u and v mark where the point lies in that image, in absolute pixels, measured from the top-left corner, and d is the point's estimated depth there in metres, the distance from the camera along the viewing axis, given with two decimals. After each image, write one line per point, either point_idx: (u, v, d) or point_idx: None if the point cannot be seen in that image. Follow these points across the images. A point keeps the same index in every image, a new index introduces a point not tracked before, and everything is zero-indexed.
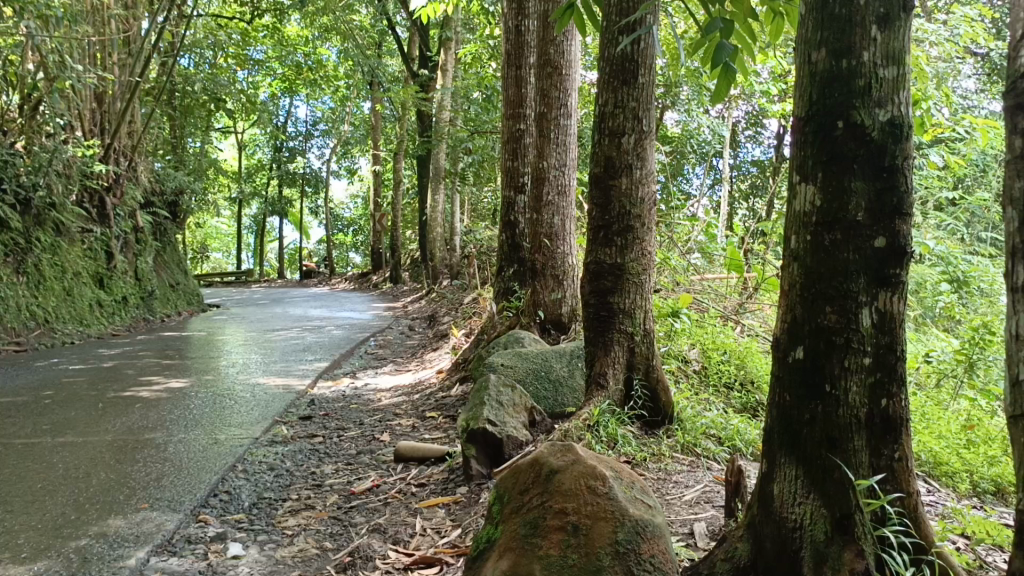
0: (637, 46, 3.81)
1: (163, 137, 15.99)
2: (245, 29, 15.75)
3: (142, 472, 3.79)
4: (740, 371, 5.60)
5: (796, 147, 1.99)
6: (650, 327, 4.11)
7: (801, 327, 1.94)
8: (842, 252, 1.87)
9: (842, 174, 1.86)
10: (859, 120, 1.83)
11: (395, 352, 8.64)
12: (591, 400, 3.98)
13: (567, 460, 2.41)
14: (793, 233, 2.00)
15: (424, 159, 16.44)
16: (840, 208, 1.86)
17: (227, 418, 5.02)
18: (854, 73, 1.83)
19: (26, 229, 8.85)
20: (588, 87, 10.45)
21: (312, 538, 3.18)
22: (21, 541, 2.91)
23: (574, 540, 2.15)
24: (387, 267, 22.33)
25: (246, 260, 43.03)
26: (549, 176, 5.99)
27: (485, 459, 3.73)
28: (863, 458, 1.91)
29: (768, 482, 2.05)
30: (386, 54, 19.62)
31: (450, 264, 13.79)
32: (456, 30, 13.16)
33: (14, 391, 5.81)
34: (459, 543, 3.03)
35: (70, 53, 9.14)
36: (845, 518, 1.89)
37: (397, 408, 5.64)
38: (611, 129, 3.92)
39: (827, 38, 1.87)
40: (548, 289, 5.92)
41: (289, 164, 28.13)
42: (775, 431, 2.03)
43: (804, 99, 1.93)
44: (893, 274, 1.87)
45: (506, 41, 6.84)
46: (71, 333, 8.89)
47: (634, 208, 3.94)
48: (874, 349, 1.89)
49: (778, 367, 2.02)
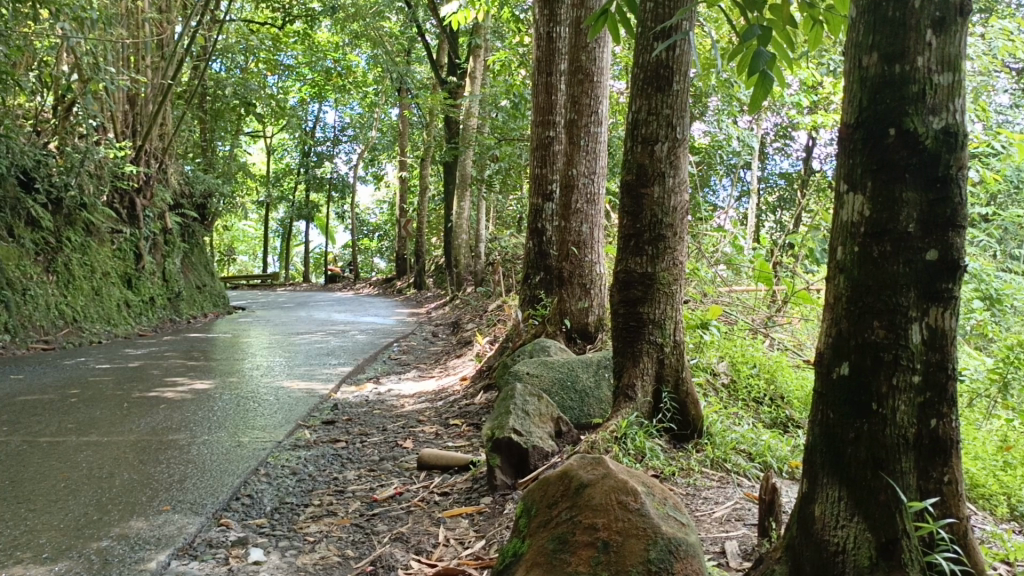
0: (672, 53, 3.76)
1: (193, 139, 16.13)
2: (277, 34, 15.90)
3: (164, 474, 3.78)
4: (769, 386, 5.51)
5: (843, 155, 1.92)
6: (680, 339, 4.03)
7: (845, 342, 1.87)
8: (891, 265, 1.79)
9: (892, 184, 1.79)
10: (911, 127, 1.76)
11: (418, 357, 8.62)
12: (618, 412, 3.91)
13: (597, 473, 2.35)
14: (839, 244, 1.93)
15: (451, 166, 16.48)
16: (890, 220, 1.79)
17: (251, 421, 5.01)
18: (906, 79, 1.76)
19: (57, 228, 8.98)
20: (617, 96, 10.40)
21: (334, 546, 3.13)
22: (43, 541, 2.90)
23: (604, 557, 2.09)
24: (411, 272, 22.40)
25: (272, 263, 43.37)
26: (578, 184, 5.91)
27: (509, 469, 3.66)
28: (911, 480, 1.82)
29: (810, 503, 1.98)
30: (415, 61, 19.74)
31: (475, 271, 13.77)
32: (485, 37, 13.18)
33: (41, 388, 5.84)
34: (483, 555, 2.96)
35: (105, 56, 9.23)
36: (891, 543, 1.81)
37: (420, 415, 5.60)
38: (644, 136, 3.84)
39: (879, 43, 1.80)
40: (575, 298, 5.83)
41: (316, 169, 28.39)
42: (817, 450, 1.95)
43: (853, 105, 1.87)
44: (945, 289, 1.78)
45: (537, 48, 6.80)
46: (99, 332, 8.96)
47: (665, 217, 3.87)
48: (923, 367, 1.80)
49: (821, 384, 1.96)
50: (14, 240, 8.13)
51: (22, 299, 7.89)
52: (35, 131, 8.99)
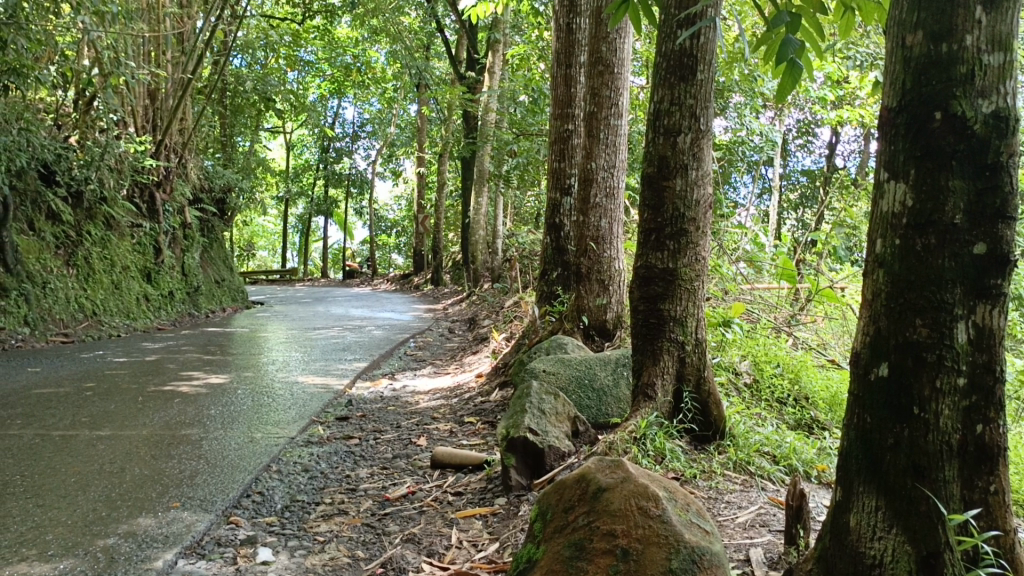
0: (696, 40, 3.63)
1: (212, 135, 16.08)
2: (296, 30, 15.93)
3: (176, 469, 3.72)
4: (793, 387, 5.37)
5: (884, 142, 1.80)
6: (702, 337, 3.90)
7: (885, 342, 1.76)
8: (935, 259, 1.67)
9: (937, 172, 1.67)
10: (959, 111, 1.64)
11: (434, 353, 8.56)
12: (637, 411, 3.80)
13: (616, 477, 2.24)
14: (878, 236, 1.82)
15: (470, 161, 16.39)
16: (936, 210, 1.67)
17: (266, 416, 4.94)
18: (954, 59, 1.64)
19: (77, 222, 9.04)
20: (638, 92, 10.28)
21: (344, 546, 3.04)
22: (49, 537, 2.83)
23: (623, 567, 1.99)
24: (428, 269, 22.38)
25: (291, 258, 43.48)
26: (598, 178, 5.79)
27: (525, 469, 3.56)
28: (954, 490, 1.70)
29: (844, 512, 1.87)
30: (434, 57, 19.73)
31: (493, 267, 13.70)
32: (505, 31, 13.00)
33: (57, 382, 5.82)
34: (496, 558, 2.86)
35: (125, 51, 9.15)
36: (932, 557, 1.70)
37: (434, 413, 5.51)
38: (667, 127, 3.73)
39: (925, 20, 1.69)
40: (593, 294, 5.71)
41: (335, 165, 28.52)
42: (853, 455, 1.84)
43: (896, 88, 1.75)
44: (993, 285, 1.66)
45: (556, 39, 6.69)
46: (118, 325, 8.98)
47: (687, 211, 3.74)
48: (969, 368, 1.68)
49: (857, 386, 1.84)
50: (34, 234, 8.25)
51: (41, 292, 7.96)
52: (55, 125, 8.98)
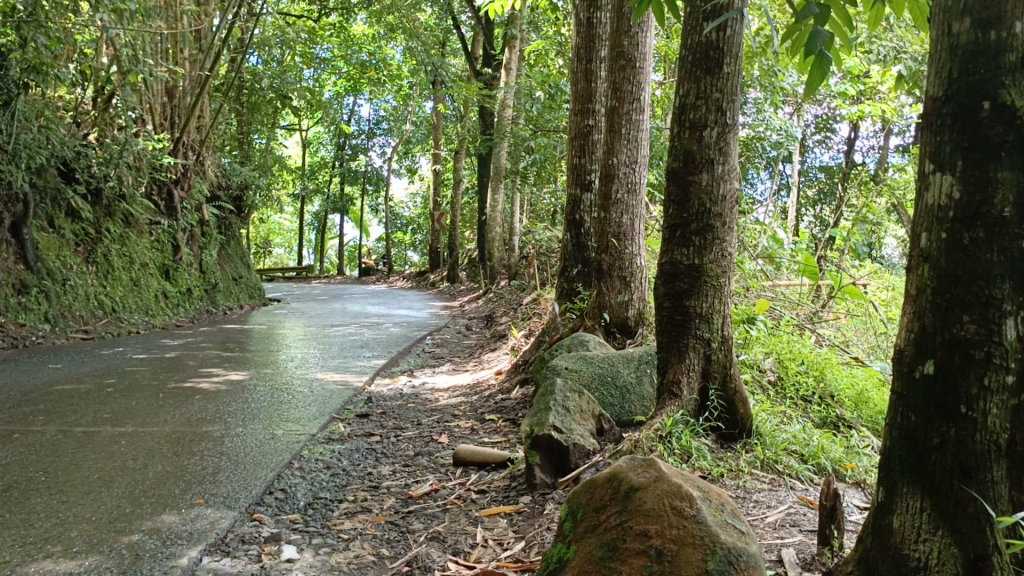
0: (723, 33, 3.58)
1: (229, 132, 16.13)
2: (312, 28, 15.94)
3: (198, 466, 3.72)
4: (818, 385, 5.31)
5: (929, 132, 1.75)
6: (728, 333, 3.84)
7: (930, 339, 1.72)
8: (984, 253, 1.62)
9: (986, 163, 1.62)
10: (1008, 100, 1.59)
11: (452, 350, 8.54)
12: (662, 410, 3.76)
13: (648, 476, 2.20)
14: (923, 230, 1.77)
15: (485, 158, 16.35)
16: (984, 203, 1.62)
17: (286, 413, 4.93)
18: (1003, 47, 1.59)
19: (96, 219, 9.09)
20: (656, 88, 10.18)
21: (368, 544, 3.01)
22: (74, 534, 2.83)
23: (658, 567, 1.95)
24: (444, 266, 22.36)
25: (306, 255, 43.65)
26: (619, 173, 5.75)
27: (550, 468, 3.53)
28: (1002, 491, 1.64)
29: (887, 513, 1.83)
30: (450, 54, 19.71)
31: (509, 264, 13.65)
32: (521, 27, 12.93)
33: (78, 378, 5.83)
34: (522, 557, 2.83)
35: (145, 48, 9.07)
36: (980, 560, 1.64)
37: (455, 410, 5.48)
38: (692, 121, 3.68)
39: (972, 6, 1.64)
40: (614, 291, 5.64)
41: (351, 162, 28.57)
42: (896, 455, 1.80)
43: (942, 77, 1.70)
44: None
45: (576, 34, 6.63)
46: (137, 322, 9.02)
47: (714, 206, 3.68)
48: (1019, 365, 1.62)
49: (900, 384, 1.80)
50: (54, 231, 8.31)
51: (62, 289, 8.01)
52: (74, 123, 8.87)
